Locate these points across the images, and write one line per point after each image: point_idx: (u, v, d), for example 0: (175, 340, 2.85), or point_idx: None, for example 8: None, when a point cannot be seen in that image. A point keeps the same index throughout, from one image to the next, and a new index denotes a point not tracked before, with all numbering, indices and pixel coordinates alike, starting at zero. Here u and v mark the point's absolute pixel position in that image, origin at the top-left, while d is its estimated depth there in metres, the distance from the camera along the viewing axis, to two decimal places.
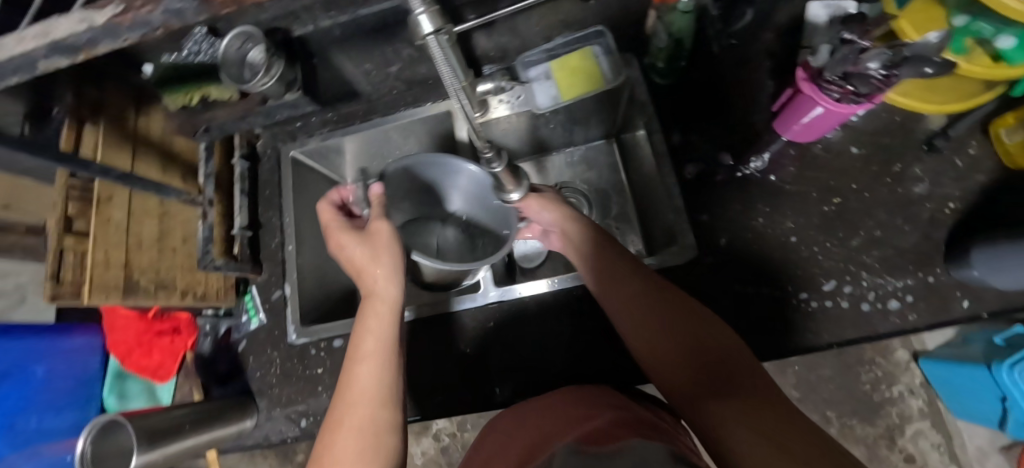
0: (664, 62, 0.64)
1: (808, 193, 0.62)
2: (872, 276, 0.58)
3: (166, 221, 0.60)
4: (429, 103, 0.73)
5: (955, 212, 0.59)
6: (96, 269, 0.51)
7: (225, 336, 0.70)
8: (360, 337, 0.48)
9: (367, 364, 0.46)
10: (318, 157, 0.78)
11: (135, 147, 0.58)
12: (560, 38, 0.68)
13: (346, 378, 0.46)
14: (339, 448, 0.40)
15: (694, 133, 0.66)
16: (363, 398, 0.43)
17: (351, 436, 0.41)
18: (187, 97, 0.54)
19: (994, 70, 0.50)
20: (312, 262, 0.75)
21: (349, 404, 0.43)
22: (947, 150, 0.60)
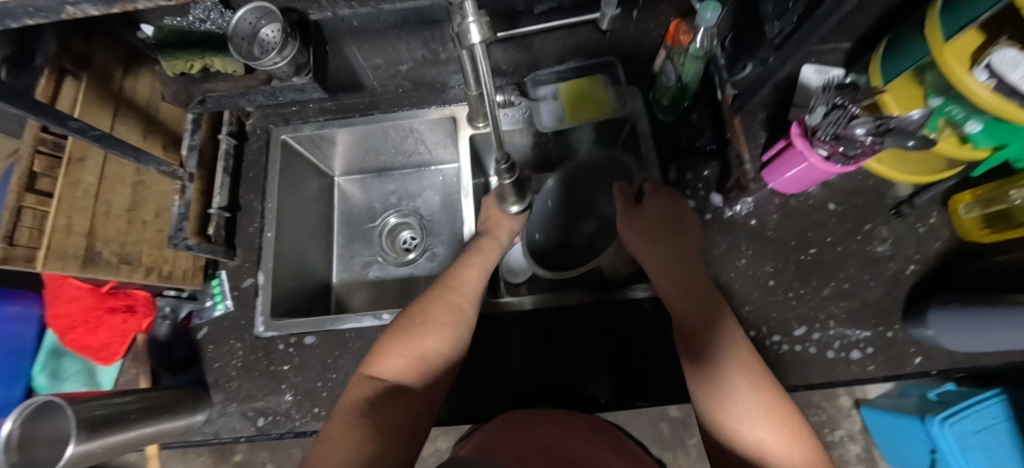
0: (668, 101, 0.67)
1: (788, 241, 0.66)
2: (838, 325, 0.62)
3: (140, 191, 0.56)
4: (434, 106, 0.72)
5: (914, 274, 0.63)
6: (55, 235, 0.46)
7: (185, 320, 0.65)
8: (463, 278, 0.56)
9: (458, 296, 0.54)
10: (309, 144, 0.76)
11: (116, 108, 0.54)
12: (572, 64, 0.70)
13: (440, 291, 0.55)
14: (418, 328, 0.50)
15: (688, 172, 0.69)
16: (447, 312, 0.52)
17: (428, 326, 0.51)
18: (188, 65, 0.51)
19: (959, 150, 0.57)
20: (289, 251, 0.72)
21: (436, 309, 0.52)
22: (912, 216, 0.65)
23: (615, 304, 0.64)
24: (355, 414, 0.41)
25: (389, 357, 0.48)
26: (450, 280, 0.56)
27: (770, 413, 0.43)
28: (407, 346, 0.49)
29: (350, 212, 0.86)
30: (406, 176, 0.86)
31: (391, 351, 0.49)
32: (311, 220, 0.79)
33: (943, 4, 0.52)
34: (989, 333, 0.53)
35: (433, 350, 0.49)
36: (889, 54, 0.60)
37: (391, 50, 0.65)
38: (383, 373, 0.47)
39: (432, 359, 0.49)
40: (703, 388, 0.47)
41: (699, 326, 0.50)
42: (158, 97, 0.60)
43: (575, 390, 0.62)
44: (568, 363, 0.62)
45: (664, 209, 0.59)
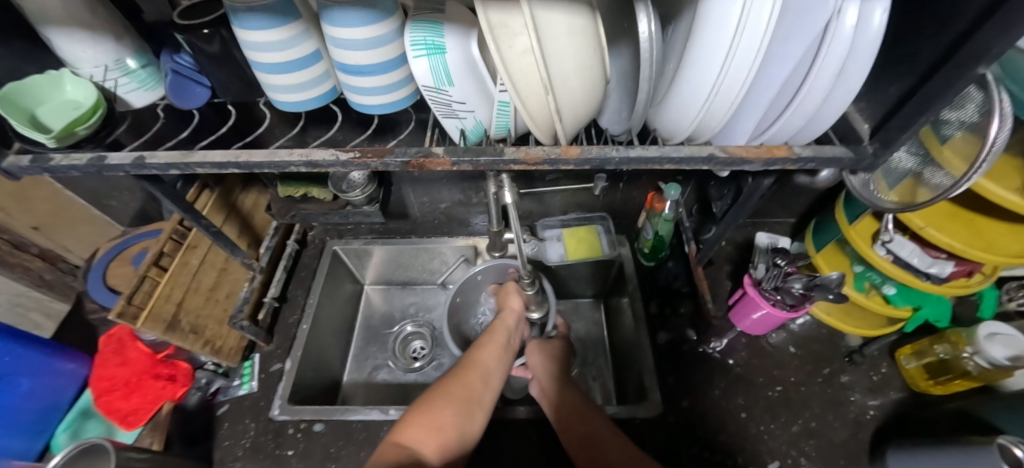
0: (648, 249, 0.83)
1: (755, 378, 0.74)
2: (810, 463, 0.66)
3: (222, 276, 0.71)
4: (460, 236, 0.90)
5: (875, 419, 0.70)
6: (159, 300, 0.59)
7: (212, 394, 0.73)
8: (486, 352, 0.62)
9: (482, 370, 0.60)
10: (354, 255, 0.92)
11: (229, 212, 0.71)
12: (573, 215, 0.90)
13: (468, 361, 0.61)
14: (439, 403, 0.54)
15: (667, 308, 0.81)
16: (476, 382, 0.58)
17: (453, 399, 0.55)
18: (294, 190, 0.70)
19: (885, 308, 0.69)
20: (316, 344, 0.82)
21: (458, 384, 0.57)
22: (863, 365, 0.75)
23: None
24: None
25: (417, 427, 0.51)
26: (479, 353, 0.62)
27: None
28: (445, 417, 0.53)
29: (372, 317, 0.97)
30: (427, 291, 1.00)
31: (418, 421, 0.52)
32: (339, 321, 0.90)
33: (844, 198, 0.70)
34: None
35: (458, 421, 0.53)
36: (818, 230, 0.78)
37: (433, 191, 0.86)
38: (416, 443, 0.49)
39: (458, 430, 0.52)
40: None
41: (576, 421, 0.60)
42: (257, 208, 0.79)
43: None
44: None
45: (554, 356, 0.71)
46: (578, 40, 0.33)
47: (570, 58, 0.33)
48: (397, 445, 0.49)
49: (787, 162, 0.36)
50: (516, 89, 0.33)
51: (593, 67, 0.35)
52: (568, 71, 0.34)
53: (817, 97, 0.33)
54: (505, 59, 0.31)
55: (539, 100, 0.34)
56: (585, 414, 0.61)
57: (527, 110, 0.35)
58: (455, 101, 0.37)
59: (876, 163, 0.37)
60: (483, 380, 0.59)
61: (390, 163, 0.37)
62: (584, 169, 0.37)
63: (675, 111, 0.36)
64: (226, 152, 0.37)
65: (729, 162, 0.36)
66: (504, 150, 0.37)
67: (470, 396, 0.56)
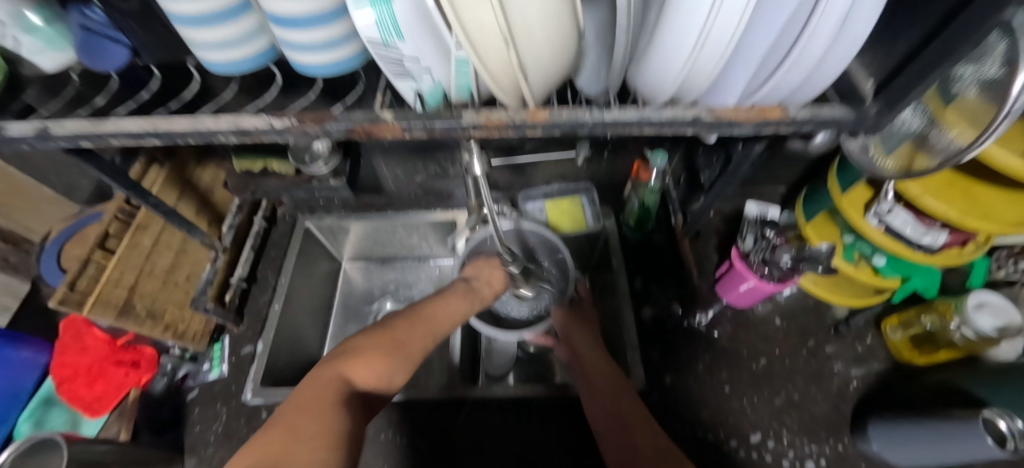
0: (633, 221, 0.80)
1: (740, 351, 0.73)
2: (791, 435, 0.66)
3: (181, 257, 0.67)
4: (439, 210, 0.86)
5: (857, 390, 0.69)
6: (107, 286, 0.55)
7: (182, 380, 0.70)
8: (443, 312, 0.57)
9: (433, 325, 0.55)
10: (327, 231, 0.87)
11: (183, 189, 0.66)
12: (557, 185, 0.85)
13: (425, 311, 0.56)
14: (384, 347, 0.50)
15: (652, 282, 0.79)
16: (427, 339, 0.54)
17: (400, 352, 0.51)
18: (252, 164, 0.64)
19: (874, 279, 0.67)
20: (290, 326, 0.78)
21: (399, 334, 0.52)
22: (849, 336, 0.74)
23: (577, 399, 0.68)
24: (334, 418, 0.42)
25: (365, 362, 0.49)
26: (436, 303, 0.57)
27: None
28: (389, 366, 0.50)
29: (350, 295, 0.94)
30: (407, 267, 0.96)
31: (368, 351, 0.49)
32: (315, 300, 0.87)
33: (838, 164, 0.67)
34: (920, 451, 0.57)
35: (399, 374, 0.50)
36: (809, 198, 0.74)
37: (408, 162, 0.81)
38: (358, 379, 0.48)
39: (394, 380, 0.50)
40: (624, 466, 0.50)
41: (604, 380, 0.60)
42: (216, 184, 0.73)
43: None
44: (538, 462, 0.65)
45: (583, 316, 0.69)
46: None
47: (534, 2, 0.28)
48: (337, 376, 0.47)
49: (780, 124, 0.32)
50: (472, 43, 0.28)
51: (562, 12, 0.30)
52: (532, 18, 0.29)
53: (817, 49, 0.28)
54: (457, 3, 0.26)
55: (500, 54, 0.29)
56: (616, 385, 0.59)
57: (487, 67, 0.30)
58: (405, 58, 0.32)
59: (878, 126, 0.33)
60: (431, 336, 0.54)
61: (332, 131, 0.33)
62: (554, 135, 0.33)
63: (657, 66, 0.32)
64: (142, 121, 0.32)
65: (715, 124, 0.32)
66: (462, 114, 0.32)
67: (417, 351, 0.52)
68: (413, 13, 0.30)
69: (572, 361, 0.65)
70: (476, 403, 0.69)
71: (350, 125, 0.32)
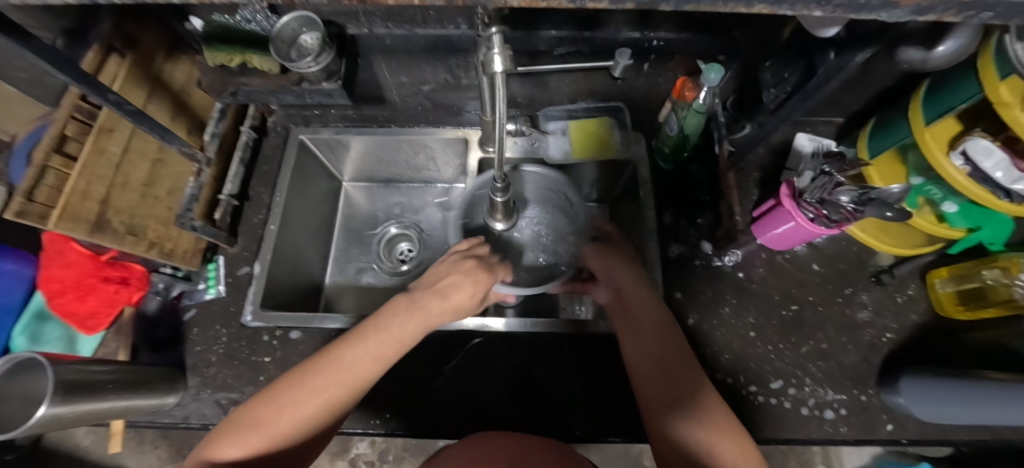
0: (669, 149, 0.70)
1: (771, 296, 0.68)
2: (815, 383, 0.63)
3: (159, 168, 0.59)
4: (448, 126, 0.76)
5: (891, 342, 0.65)
6: (73, 197, 0.48)
7: (176, 299, 0.66)
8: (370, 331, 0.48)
9: (344, 367, 0.45)
10: (324, 146, 0.78)
11: (153, 86, 0.57)
12: (583, 104, 0.75)
13: (325, 356, 0.46)
14: (266, 403, 0.43)
15: (683, 218, 0.71)
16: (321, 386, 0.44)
17: (292, 397, 0.43)
18: (228, 58, 0.54)
19: (937, 228, 0.61)
20: (288, 247, 0.73)
21: (309, 375, 0.45)
22: (891, 285, 0.68)
23: (592, 337, 0.65)
24: None
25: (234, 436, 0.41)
26: (348, 341, 0.47)
27: (721, 436, 0.43)
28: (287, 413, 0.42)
29: (352, 218, 0.88)
30: (413, 190, 0.89)
31: (239, 422, 0.42)
32: (315, 221, 0.81)
33: (927, 92, 0.56)
34: (956, 403, 0.54)
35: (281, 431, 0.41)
36: (876, 133, 0.65)
37: (414, 68, 0.70)
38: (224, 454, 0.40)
39: (291, 434, 0.42)
40: (669, 418, 0.46)
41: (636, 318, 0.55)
42: (193, 83, 0.64)
43: (552, 427, 0.61)
44: (548, 394, 0.62)
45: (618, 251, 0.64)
46: None
47: None
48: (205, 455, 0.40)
49: (948, 8, 0.23)
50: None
51: None
52: None
53: None
54: None
55: None
56: (665, 327, 0.53)
57: None
58: None
59: None
60: (338, 376, 0.45)
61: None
62: (625, 10, 0.24)
63: None
64: None
65: (863, 4, 0.23)
66: None
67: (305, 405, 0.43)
68: None
69: (614, 302, 0.59)
70: (483, 337, 0.66)
71: None
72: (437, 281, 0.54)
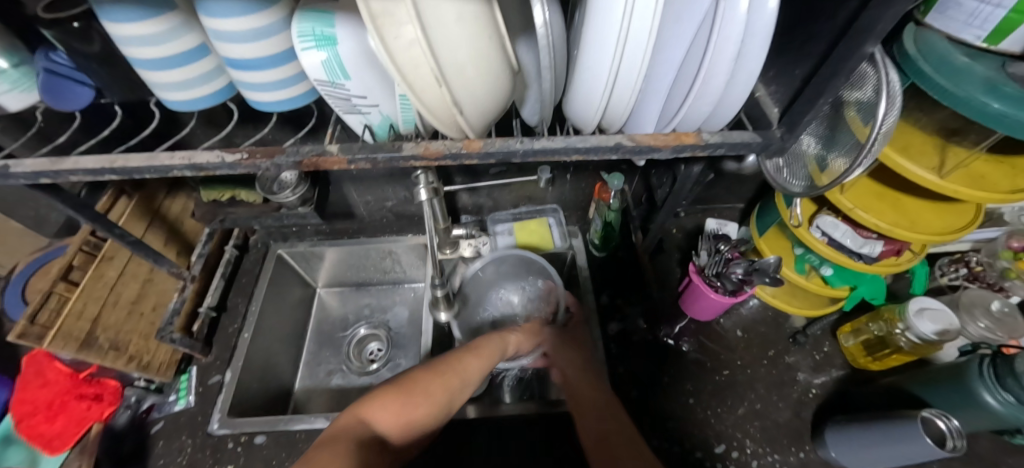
0: (598, 240, 0.83)
1: (704, 363, 0.75)
2: (755, 444, 0.67)
3: (146, 287, 0.67)
4: (411, 234, 0.88)
5: (817, 397, 0.72)
6: (68, 318, 0.55)
7: (145, 412, 0.70)
8: (468, 361, 0.56)
9: (459, 379, 0.54)
10: (300, 258, 0.88)
11: (153, 219, 0.68)
12: (523, 208, 0.88)
13: (453, 362, 0.55)
14: (414, 394, 0.50)
15: (620, 299, 0.81)
16: (450, 384, 0.53)
17: (423, 400, 0.50)
18: (219, 194, 0.67)
19: (823, 289, 0.71)
20: (260, 353, 0.78)
21: (429, 383, 0.52)
22: (807, 345, 0.77)
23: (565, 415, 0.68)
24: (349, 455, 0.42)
25: (383, 403, 0.49)
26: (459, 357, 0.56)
27: None
28: (409, 408, 0.49)
29: (324, 322, 0.94)
30: (383, 291, 0.97)
31: (395, 400, 0.49)
32: (289, 327, 0.87)
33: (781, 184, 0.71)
34: (852, 443, 0.61)
35: (407, 423, 0.49)
36: (759, 215, 0.79)
37: (379, 188, 0.84)
38: (376, 418, 0.47)
39: (416, 427, 0.50)
40: None
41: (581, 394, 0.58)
42: (186, 214, 0.75)
43: None
44: None
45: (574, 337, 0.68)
46: (473, 23, 0.31)
47: (468, 48, 0.31)
48: (356, 418, 0.47)
49: (694, 149, 0.36)
50: (407, 82, 0.31)
51: (492, 52, 0.33)
52: (461, 59, 0.31)
53: (717, 82, 0.32)
54: (397, 56, 0.29)
55: (433, 86, 0.32)
56: (605, 408, 0.56)
57: (426, 102, 0.33)
58: (354, 97, 0.36)
59: (786, 146, 0.37)
60: (460, 383, 0.53)
61: (282, 164, 0.35)
62: (490, 164, 0.36)
63: (585, 94, 0.35)
64: (100, 159, 0.34)
65: (637, 150, 0.35)
66: (402, 146, 0.35)
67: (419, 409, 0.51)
68: (357, 64, 0.34)
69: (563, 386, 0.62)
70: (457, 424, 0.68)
71: (320, 157, 0.34)
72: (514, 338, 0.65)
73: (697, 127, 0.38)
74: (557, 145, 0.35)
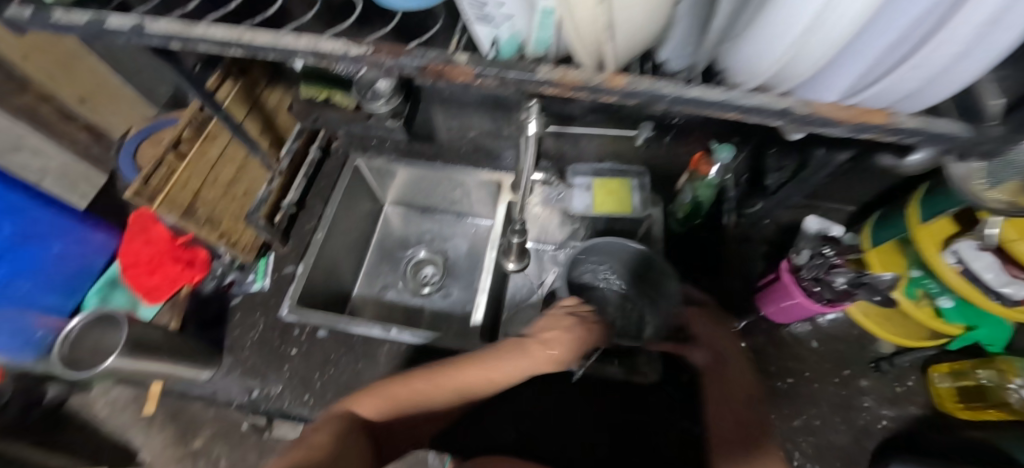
0: (682, 214, 0.77)
1: (768, 366, 0.70)
2: (804, 459, 0.64)
3: (240, 171, 0.70)
4: (486, 169, 0.84)
5: (886, 429, 0.66)
6: (176, 186, 0.59)
7: (227, 286, 0.75)
8: (476, 365, 0.54)
9: (459, 384, 0.53)
10: (376, 171, 0.89)
11: (251, 107, 0.69)
12: (608, 165, 0.81)
13: (451, 365, 0.54)
14: (410, 381, 0.53)
15: (691, 280, 0.76)
16: (450, 390, 0.53)
17: (417, 395, 0.53)
18: (315, 92, 0.67)
19: (934, 322, 0.63)
20: (329, 255, 0.82)
21: (433, 368, 0.54)
22: (891, 374, 0.70)
23: (645, 393, 0.67)
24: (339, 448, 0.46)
25: (371, 398, 0.52)
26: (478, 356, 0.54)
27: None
28: (405, 398, 0.52)
29: (388, 238, 0.97)
30: (446, 220, 0.98)
31: (378, 393, 0.53)
32: (356, 236, 0.90)
33: (923, 194, 0.62)
34: None
35: (415, 405, 0.53)
36: (880, 224, 0.70)
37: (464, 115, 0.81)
38: (362, 413, 0.52)
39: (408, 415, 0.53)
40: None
41: (719, 374, 0.61)
42: (281, 107, 0.76)
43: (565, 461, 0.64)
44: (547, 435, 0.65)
45: (711, 315, 0.67)
46: None
47: None
48: (343, 409, 0.52)
49: (881, 130, 0.30)
50: None
51: None
52: None
53: (950, 52, 0.25)
54: None
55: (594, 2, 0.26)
56: (752, 396, 0.59)
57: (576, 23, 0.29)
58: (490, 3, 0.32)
59: (998, 148, 0.30)
60: (464, 383, 0.53)
61: (405, 66, 0.32)
62: (627, 105, 0.32)
63: (764, 38, 0.29)
64: (229, 31, 0.33)
65: (810, 120, 0.29)
66: (537, 69, 0.31)
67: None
68: None
69: (711, 364, 0.63)
70: None
71: (449, 65, 0.32)
72: (539, 330, 0.56)
73: (887, 103, 0.31)
74: (715, 98, 0.30)
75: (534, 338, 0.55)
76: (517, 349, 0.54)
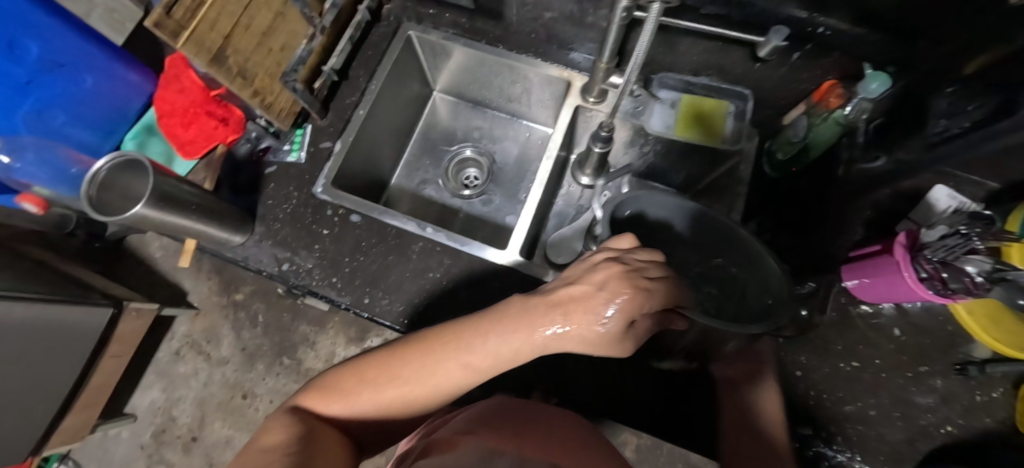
0: (784, 155, 0.66)
1: (833, 344, 0.62)
2: (846, 445, 0.59)
3: (278, 20, 0.61)
4: (555, 64, 0.72)
5: (949, 435, 0.59)
6: (202, 23, 0.51)
7: (262, 152, 0.70)
8: (446, 346, 0.41)
9: (427, 373, 0.41)
10: (430, 48, 0.77)
11: None
12: (705, 79, 0.68)
13: (415, 353, 0.42)
14: (371, 370, 0.42)
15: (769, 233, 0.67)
16: (418, 386, 0.41)
17: (379, 390, 0.42)
18: None
19: None
20: (369, 137, 0.75)
21: (404, 352, 0.42)
22: (976, 380, 0.60)
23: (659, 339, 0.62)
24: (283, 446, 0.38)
25: (327, 390, 0.44)
26: (442, 342, 0.41)
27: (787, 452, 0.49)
28: (362, 391, 0.42)
29: (433, 129, 0.88)
30: (498, 119, 0.87)
31: (333, 385, 0.44)
32: (400, 120, 0.82)
33: None
34: None
35: (379, 399, 0.42)
36: None
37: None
38: (321, 407, 0.43)
39: (375, 413, 0.43)
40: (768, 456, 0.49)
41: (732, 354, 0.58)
42: None
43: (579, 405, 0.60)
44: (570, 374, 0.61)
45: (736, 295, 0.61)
46: None
47: None
48: (296, 402, 0.45)
49: None
50: None
51: None
52: None
53: None
54: None
55: None
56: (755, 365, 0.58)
57: None
58: None
59: None
60: (437, 376, 0.41)
61: None
62: None
63: None
64: None
65: None
66: None
67: (566, 450, 0.33)
68: None
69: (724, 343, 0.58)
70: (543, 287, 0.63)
71: None
72: (555, 287, 0.40)
73: None
74: None
75: (531, 305, 0.39)
76: (504, 327, 0.39)
